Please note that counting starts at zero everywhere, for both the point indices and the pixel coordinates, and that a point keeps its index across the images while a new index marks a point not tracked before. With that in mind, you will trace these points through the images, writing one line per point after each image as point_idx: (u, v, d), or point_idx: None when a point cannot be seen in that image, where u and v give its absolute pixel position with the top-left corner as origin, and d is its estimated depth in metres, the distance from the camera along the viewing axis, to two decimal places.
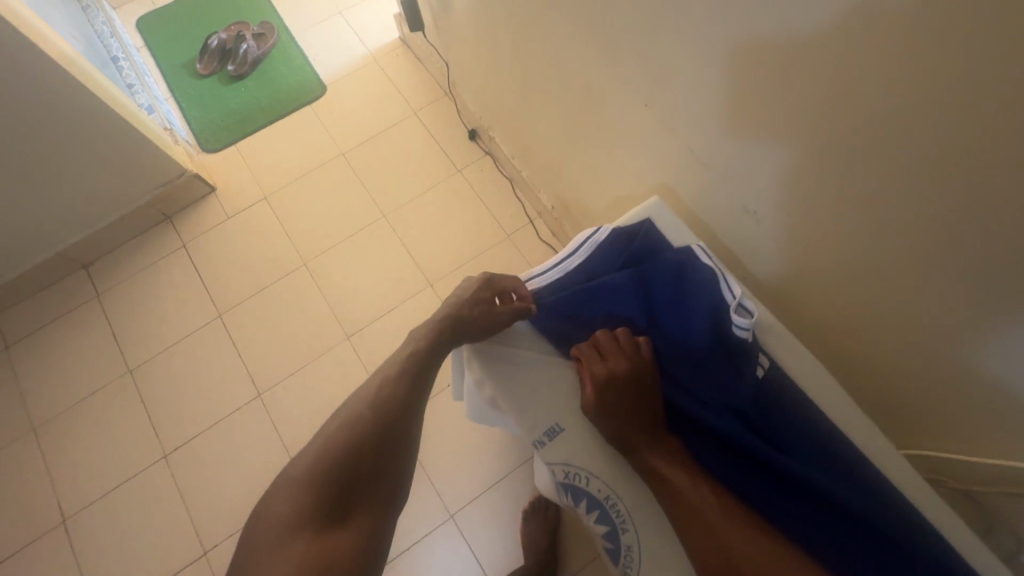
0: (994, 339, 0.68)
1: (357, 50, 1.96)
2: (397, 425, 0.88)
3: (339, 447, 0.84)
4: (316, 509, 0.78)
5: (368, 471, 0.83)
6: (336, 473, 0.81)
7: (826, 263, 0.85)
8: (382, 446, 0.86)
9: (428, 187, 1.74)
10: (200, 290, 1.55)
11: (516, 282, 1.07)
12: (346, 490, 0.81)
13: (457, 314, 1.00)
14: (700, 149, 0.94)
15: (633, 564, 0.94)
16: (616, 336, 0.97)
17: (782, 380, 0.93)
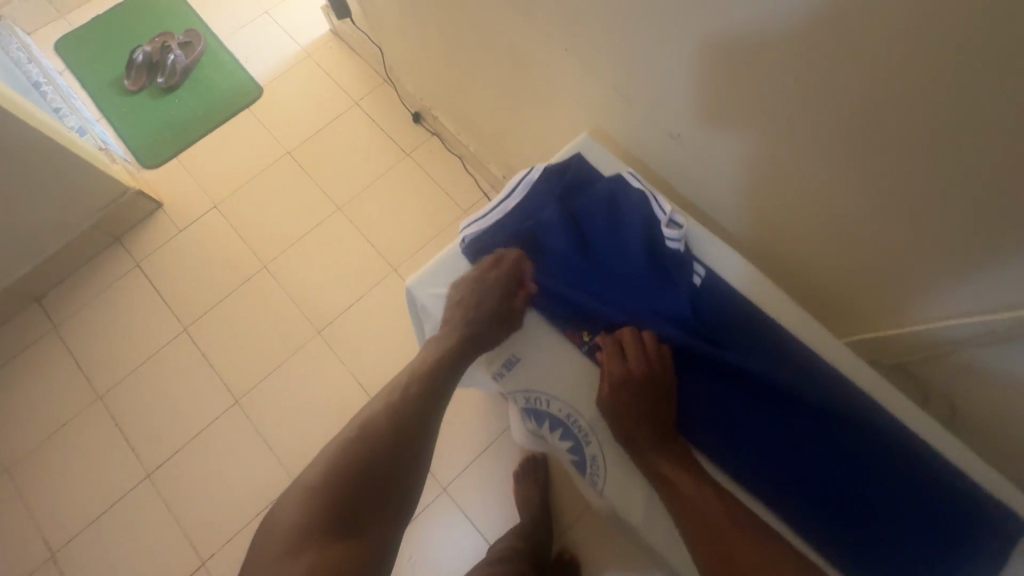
0: (930, 213, 0.59)
1: (290, 46, 1.87)
2: (426, 416, 0.69)
3: (358, 439, 0.65)
4: (316, 529, 0.59)
5: (391, 475, 0.65)
6: (345, 478, 0.62)
7: (756, 176, 0.74)
8: (395, 450, 0.65)
9: (377, 175, 1.67)
10: (165, 309, 1.56)
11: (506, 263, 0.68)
12: (364, 491, 0.63)
13: (478, 324, 0.68)
14: (610, 75, 0.82)
15: (599, 481, 0.65)
16: (640, 336, 0.65)
17: (727, 290, 0.67)
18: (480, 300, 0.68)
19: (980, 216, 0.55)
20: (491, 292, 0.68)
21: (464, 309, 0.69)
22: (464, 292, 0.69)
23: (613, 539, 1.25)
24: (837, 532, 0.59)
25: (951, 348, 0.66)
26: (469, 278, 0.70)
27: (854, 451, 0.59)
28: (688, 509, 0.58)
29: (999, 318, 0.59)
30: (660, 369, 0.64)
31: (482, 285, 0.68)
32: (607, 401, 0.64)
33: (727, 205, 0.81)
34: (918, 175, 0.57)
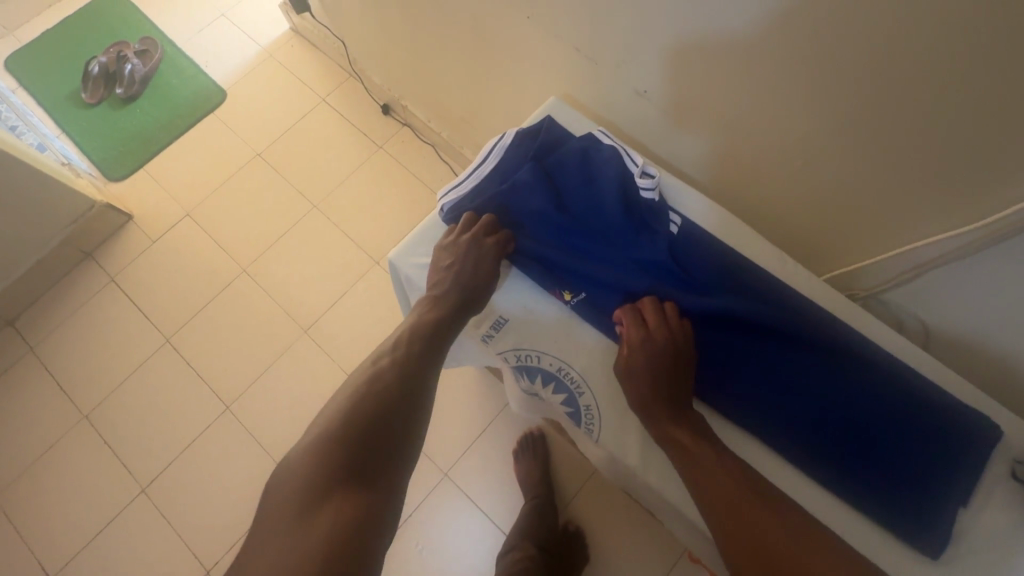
0: (891, 140, 0.61)
1: (251, 47, 1.85)
2: (424, 365, 0.62)
3: (358, 391, 0.57)
4: (328, 487, 0.49)
5: (404, 416, 0.56)
6: (352, 427, 0.53)
7: (723, 125, 0.75)
8: (402, 395, 0.58)
9: (351, 170, 1.66)
10: (145, 321, 1.53)
11: (485, 220, 0.68)
12: (376, 438, 0.54)
13: (466, 281, 0.66)
14: (573, 39, 0.83)
15: (595, 429, 0.65)
16: (662, 309, 0.64)
17: (703, 235, 0.69)
18: (476, 265, 0.67)
19: (937, 138, 0.57)
20: (489, 256, 0.67)
21: (450, 271, 0.66)
22: (459, 257, 0.67)
23: (617, 505, 1.27)
24: (827, 455, 0.60)
25: (920, 271, 0.68)
26: (462, 243, 0.67)
27: (834, 376, 0.61)
28: (706, 476, 0.55)
29: (960, 234, 0.62)
30: (685, 343, 0.62)
31: (478, 249, 0.67)
32: (626, 367, 0.62)
33: (697, 158, 0.83)
34: (876, 104, 0.59)
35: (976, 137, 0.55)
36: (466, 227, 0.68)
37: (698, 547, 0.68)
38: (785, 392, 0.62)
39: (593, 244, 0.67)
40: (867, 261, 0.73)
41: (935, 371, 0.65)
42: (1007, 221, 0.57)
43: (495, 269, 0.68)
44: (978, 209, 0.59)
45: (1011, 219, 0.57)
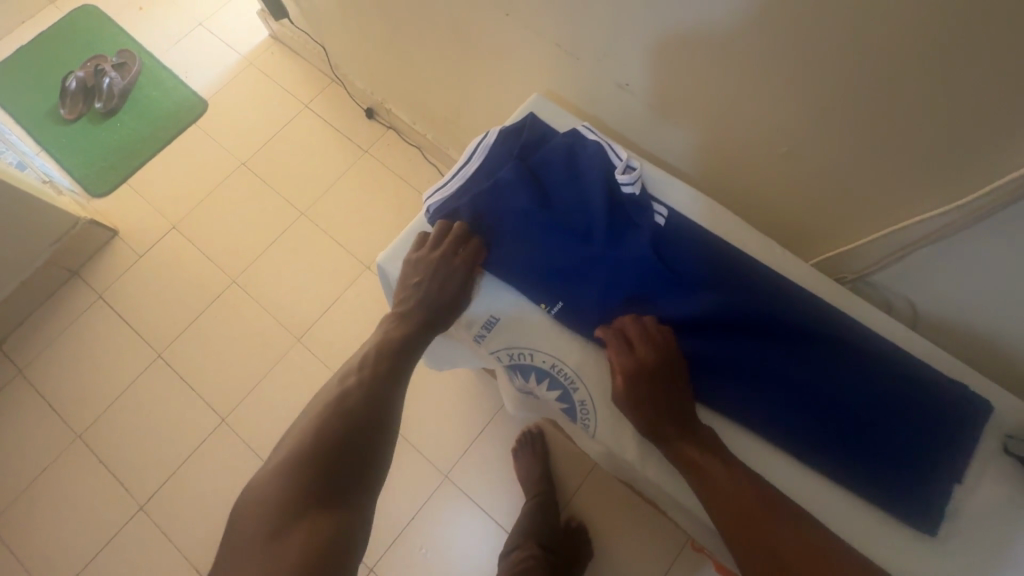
0: (874, 123, 0.61)
1: (230, 55, 1.83)
2: (391, 379, 0.63)
3: (324, 410, 0.58)
4: (296, 510, 0.50)
5: (370, 436, 0.57)
6: (319, 448, 0.54)
7: (706, 114, 0.75)
8: (368, 409, 0.59)
9: (337, 175, 1.65)
10: (135, 336, 1.52)
11: (453, 236, 0.67)
12: (343, 459, 0.55)
13: (433, 300, 0.66)
14: (553, 34, 0.83)
15: (590, 423, 0.65)
16: (644, 325, 0.63)
17: (691, 226, 0.69)
18: (443, 286, 0.66)
19: (920, 118, 0.58)
20: (456, 277, 0.66)
21: (418, 290, 0.66)
22: (427, 276, 0.66)
23: (618, 498, 1.28)
24: (823, 440, 0.60)
25: (906, 252, 0.69)
26: (429, 262, 0.67)
27: (826, 362, 0.61)
28: (718, 494, 0.56)
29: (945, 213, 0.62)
30: (673, 356, 0.62)
31: (445, 270, 0.66)
32: (626, 397, 0.61)
33: (683, 148, 0.82)
34: (857, 88, 0.59)
35: (956, 115, 0.55)
36: (434, 244, 0.67)
37: (699, 536, 0.68)
38: (778, 379, 0.61)
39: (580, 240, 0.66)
40: (854, 244, 0.74)
41: (926, 351, 0.65)
42: (991, 199, 0.58)
43: (463, 289, 0.68)
44: (962, 187, 0.60)
45: (994, 196, 0.57)
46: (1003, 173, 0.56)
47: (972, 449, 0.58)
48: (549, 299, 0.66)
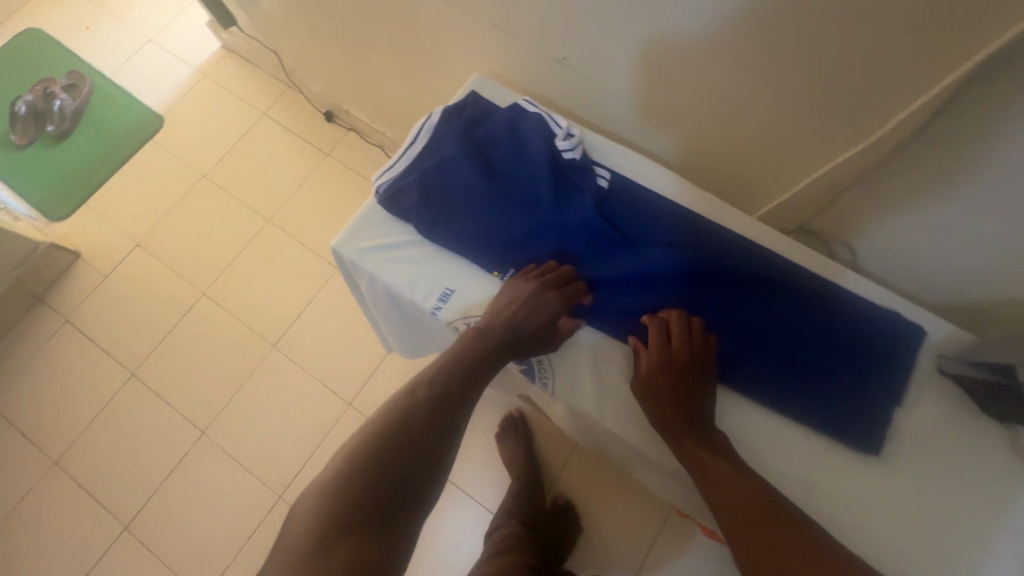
0: (790, 78, 0.63)
1: (183, 69, 1.81)
2: (460, 400, 0.58)
3: (385, 421, 0.54)
4: (340, 525, 0.45)
5: (426, 459, 0.52)
6: (372, 461, 0.50)
7: (640, 83, 0.77)
8: (433, 427, 0.54)
9: (301, 180, 1.65)
10: (106, 358, 1.50)
11: (556, 269, 0.65)
12: (394, 477, 0.50)
13: (520, 325, 0.63)
14: (490, 15, 0.84)
15: (549, 379, 0.67)
16: (689, 324, 0.63)
17: (632, 187, 0.71)
18: (531, 314, 0.63)
19: (830, 70, 0.60)
20: (550, 308, 0.63)
21: (508, 312, 0.63)
22: (520, 300, 0.63)
23: (603, 472, 1.30)
24: (768, 379, 0.62)
25: (836, 194, 0.72)
26: (525, 288, 0.64)
27: (766, 303, 0.64)
28: (721, 489, 0.55)
29: (861, 151, 0.65)
30: (708, 357, 0.62)
31: (540, 299, 0.63)
32: (648, 383, 0.61)
33: (625, 118, 0.85)
34: (770, 47, 0.61)
35: (863, 64, 0.58)
36: (536, 274, 0.65)
37: (665, 487, 0.71)
38: (722, 324, 0.64)
39: (530, 209, 0.67)
40: (789, 195, 0.77)
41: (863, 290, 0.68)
42: (898, 132, 0.61)
43: (552, 323, 0.64)
44: (876, 133, 0.63)
45: (904, 131, 0.60)
46: (909, 116, 0.59)
47: (907, 371, 0.62)
48: (501, 266, 0.67)
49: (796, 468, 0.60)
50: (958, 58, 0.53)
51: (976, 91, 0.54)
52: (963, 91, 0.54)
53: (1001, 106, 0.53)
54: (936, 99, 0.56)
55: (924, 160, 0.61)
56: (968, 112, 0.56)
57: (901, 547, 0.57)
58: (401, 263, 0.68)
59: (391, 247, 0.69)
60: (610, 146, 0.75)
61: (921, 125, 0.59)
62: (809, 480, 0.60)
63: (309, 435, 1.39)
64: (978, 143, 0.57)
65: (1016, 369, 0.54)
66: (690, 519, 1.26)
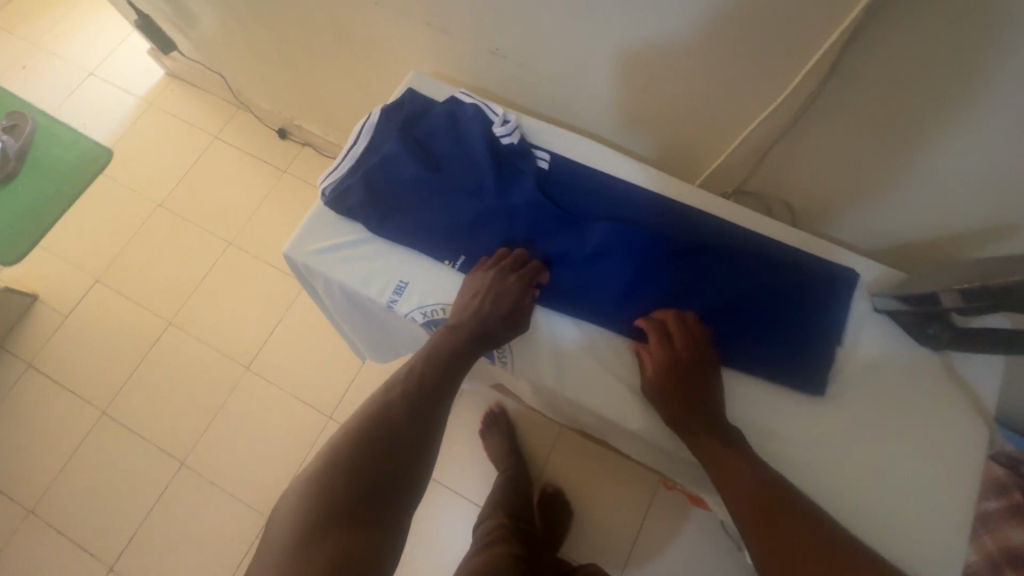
0: (704, 47, 0.66)
1: (128, 100, 1.79)
2: (436, 395, 0.59)
3: (362, 419, 0.55)
4: (332, 522, 0.47)
5: (410, 455, 0.53)
6: (358, 459, 0.51)
7: (572, 65, 0.79)
8: (410, 422, 0.55)
9: (261, 199, 1.64)
10: (74, 398, 1.46)
11: (516, 257, 0.66)
12: (381, 475, 0.51)
13: (486, 315, 0.63)
14: (422, 13, 0.86)
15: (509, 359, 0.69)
16: (684, 319, 0.64)
17: (573, 165, 0.73)
18: (497, 301, 0.64)
19: (736, 36, 0.63)
20: (513, 291, 0.64)
21: (474, 305, 0.64)
22: (485, 291, 0.64)
23: (589, 455, 1.32)
24: (718, 333, 0.65)
25: (762, 155, 0.75)
26: (486, 277, 0.65)
27: (707, 261, 0.67)
28: (735, 482, 0.56)
29: (775, 109, 0.68)
30: (707, 350, 0.63)
31: (502, 285, 0.64)
32: (656, 384, 0.62)
33: (564, 102, 0.87)
34: (681, 17, 0.64)
35: (764, 28, 0.61)
36: (499, 264, 0.66)
37: (635, 450, 0.73)
38: (670, 286, 0.66)
39: (476, 196, 0.69)
40: (723, 161, 0.80)
41: (797, 244, 0.72)
42: (803, 88, 0.64)
43: (519, 305, 0.65)
44: (786, 94, 0.66)
45: (810, 88, 0.64)
46: (811, 73, 0.62)
47: (843, 311, 0.66)
48: (452, 254, 0.68)
49: (750, 414, 0.63)
50: (839, 16, 0.56)
51: (862, 45, 0.57)
52: (851, 44, 0.58)
53: (885, 56, 0.57)
54: (829, 57, 0.60)
55: (831, 111, 0.65)
56: (860, 67, 0.59)
57: (855, 473, 0.60)
58: (355, 261, 0.69)
59: (342, 248, 0.70)
60: (548, 128, 0.77)
61: (821, 83, 0.63)
62: (762, 424, 0.63)
63: (293, 452, 1.38)
64: (872, 92, 0.61)
65: (938, 295, 0.59)
66: (680, 492, 1.28)
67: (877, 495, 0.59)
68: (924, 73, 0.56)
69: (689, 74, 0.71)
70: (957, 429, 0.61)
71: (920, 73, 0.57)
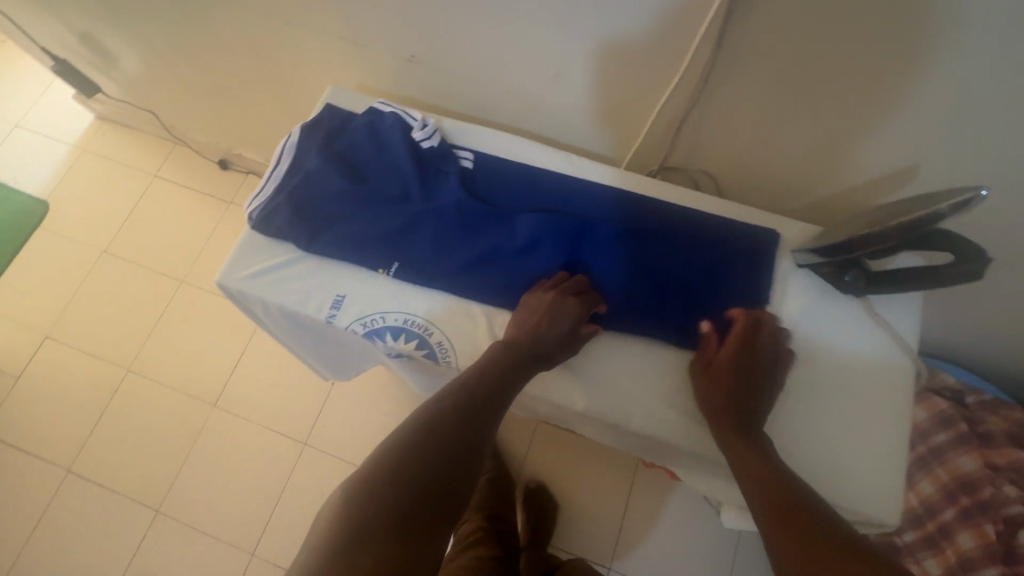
0: (600, 35, 0.69)
1: (59, 148, 1.74)
2: (490, 407, 0.56)
3: (415, 426, 0.52)
4: (373, 534, 0.43)
5: (460, 475, 0.50)
6: (406, 470, 0.48)
7: (484, 64, 0.81)
8: (463, 433, 0.53)
9: (209, 233, 1.61)
10: (35, 462, 1.41)
11: (573, 280, 0.67)
12: (428, 491, 0.47)
13: (543, 334, 0.63)
14: (335, 28, 0.87)
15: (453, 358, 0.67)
16: (755, 329, 0.64)
17: (496, 161, 0.75)
18: (555, 322, 0.63)
19: (627, 22, 0.65)
20: (573, 314, 0.64)
21: (531, 324, 0.63)
22: (543, 311, 0.64)
23: (567, 446, 1.32)
24: (650, 306, 0.67)
25: (676, 131, 0.78)
26: (545, 297, 0.65)
27: (632, 239, 0.69)
28: (762, 481, 0.55)
29: (676, 88, 0.71)
30: (772, 364, 0.63)
31: (562, 307, 0.64)
32: (710, 377, 0.63)
33: (486, 101, 0.89)
34: (574, 8, 0.66)
35: (650, 13, 0.63)
36: (559, 286, 0.66)
37: (593, 432, 0.74)
38: (599, 267, 0.68)
39: (408, 204, 0.69)
40: (643, 142, 0.82)
41: (719, 213, 0.75)
42: (696, 65, 0.67)
43: (576, 330, 0.64)
44: (682, 73, 0.68)
45: (703, 64, 0.66)
46: (701, 50, 0.65)
47: (765, 270, 0.69)
48: (385, 262, 0.68)
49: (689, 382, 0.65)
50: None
51: (740, 20, 0.60)
52: (729, 20, 0.60)
53: (761, 26, 0.60)
54: (713, 35, 0.62)
55: (727, 83, 0.68)
56: (742, 37, 0.62)
57: (789, 424, 0.64)
58: (290, 281, 0.69)
59: (276, 269, 0.69)
60: (467, 127, 0.78)
61: (710, 59, 0.65)
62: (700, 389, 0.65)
63: (271, 485, 1.36)
64: (759, 60, 0.64)
65: (849, 243, 0.62)
66: (661, 469, 1.30)
67: (808, 441, 0.63)
68: (801, 37, 0.59)
69: (594, 60, 0.73)
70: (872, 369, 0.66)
71: (797, 38, 0.60)
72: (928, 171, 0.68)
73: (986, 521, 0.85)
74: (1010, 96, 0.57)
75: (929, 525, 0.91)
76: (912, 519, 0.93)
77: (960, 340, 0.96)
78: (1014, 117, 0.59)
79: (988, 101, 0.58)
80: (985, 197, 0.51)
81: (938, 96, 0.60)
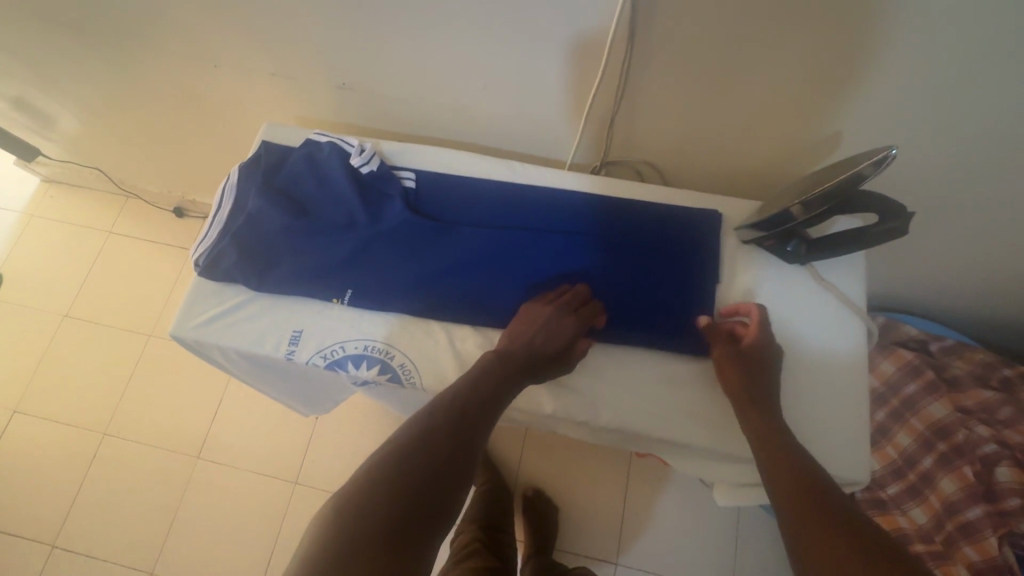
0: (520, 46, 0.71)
1: (6, 216, 1.69)
2: (487, 414, 0.56)
3: (410, 432, 0.51)
4: (374, 547, 0.41)
5: (456, 479, 0.49)
6: (411, 481, 0.46)
7: (416, 85, 0.82)
8: (458, 438, 0.52)
9: (173, 284, 1.58)
10: (16, 541, 1.36)
11: (576, 294, 0.67)
12: (429, 500, 0.46)
13: (537, 341, 0.63)
14: (266, 66, 0.87)
15: (416, 378, 0.67)
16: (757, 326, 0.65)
17: (438, 176, 0.75)
18: (550, 332, 0.64)
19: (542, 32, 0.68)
20: (568, 325, 0.64)
21: (530, 333, 0.63)
22: (542, 321, 0.64)
23: (557, 449, 1.32)
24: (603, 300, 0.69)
25: (609, 126, 0.80)
26: (545, 309, 0.65)
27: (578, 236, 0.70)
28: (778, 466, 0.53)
29: (601, 87, 0.73)
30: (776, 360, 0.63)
31: (558, 318, 0.64)
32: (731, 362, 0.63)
33: (424, 119, 0.89)
34: (490, 25, 0.68)
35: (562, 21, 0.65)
36: (568, 296, 0.66)
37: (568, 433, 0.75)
38: (550, 267, 0.69)
39: (358, 230, 0.70)
40: (581, 142, 0.84)
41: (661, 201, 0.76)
42: (616, 64, 0.69)
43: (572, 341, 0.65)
44: (604, 72, 0.71)
45: (622, 62, 0.69)
46: (617, 50, 0.67)
47: (710, 250, 0.71)
48: (338, 291, 0.68)
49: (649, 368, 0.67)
50: None
51: (647, 17, 0.62)
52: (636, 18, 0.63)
53: (668, 20, 0.62)
54: (624, 34, 0.65)
55: (647, 77, 0.70)
56: (653, 32, 0.64)
57: None
58: (247, 322, 0.68)
59: (229, 313, 0.69)
60: (406, 147, 0.79)
61: (627, 57, 0.68)
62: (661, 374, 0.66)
63: (264, 529, 1.33)
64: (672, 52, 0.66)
65: (785, 214, 0.64)
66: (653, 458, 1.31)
67: None
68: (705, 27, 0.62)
69: (519, 68, 0.74)
70: (823, 335, 0.68)
71: (702, 28, 0.62)
72: (848, 135, 0.71)
73: (964, 463, 0.87)
74: (906, 55, 0.60)
75: (911, 475, 0.93)
76: (894, 472, 0.95)
77: (913, 291, 0.99)
78: (917, 74, 0.61)
79: (890, 62, 0.61)
80: (895, 154, 0.52)
81: (838, 67, 0.63)
